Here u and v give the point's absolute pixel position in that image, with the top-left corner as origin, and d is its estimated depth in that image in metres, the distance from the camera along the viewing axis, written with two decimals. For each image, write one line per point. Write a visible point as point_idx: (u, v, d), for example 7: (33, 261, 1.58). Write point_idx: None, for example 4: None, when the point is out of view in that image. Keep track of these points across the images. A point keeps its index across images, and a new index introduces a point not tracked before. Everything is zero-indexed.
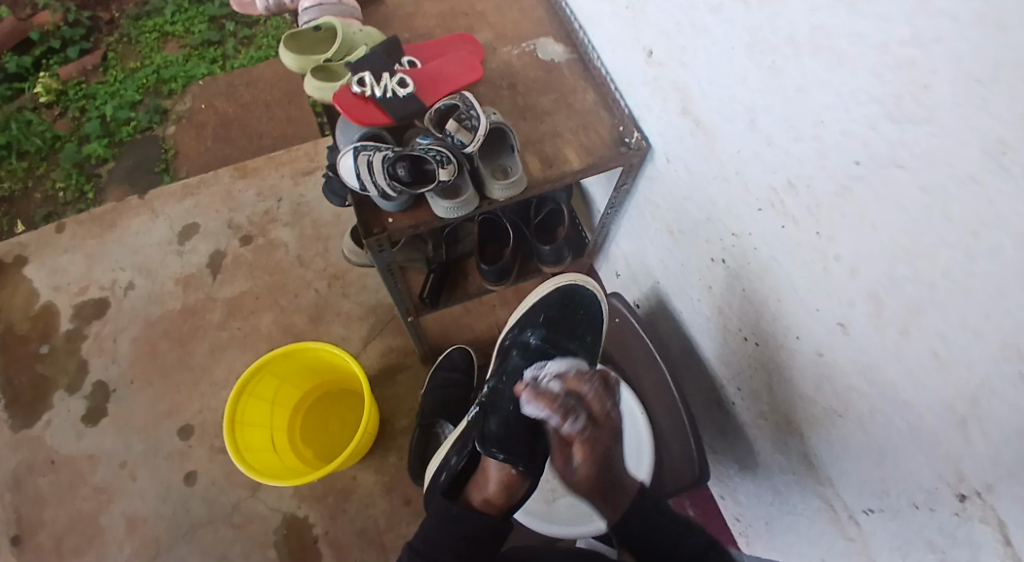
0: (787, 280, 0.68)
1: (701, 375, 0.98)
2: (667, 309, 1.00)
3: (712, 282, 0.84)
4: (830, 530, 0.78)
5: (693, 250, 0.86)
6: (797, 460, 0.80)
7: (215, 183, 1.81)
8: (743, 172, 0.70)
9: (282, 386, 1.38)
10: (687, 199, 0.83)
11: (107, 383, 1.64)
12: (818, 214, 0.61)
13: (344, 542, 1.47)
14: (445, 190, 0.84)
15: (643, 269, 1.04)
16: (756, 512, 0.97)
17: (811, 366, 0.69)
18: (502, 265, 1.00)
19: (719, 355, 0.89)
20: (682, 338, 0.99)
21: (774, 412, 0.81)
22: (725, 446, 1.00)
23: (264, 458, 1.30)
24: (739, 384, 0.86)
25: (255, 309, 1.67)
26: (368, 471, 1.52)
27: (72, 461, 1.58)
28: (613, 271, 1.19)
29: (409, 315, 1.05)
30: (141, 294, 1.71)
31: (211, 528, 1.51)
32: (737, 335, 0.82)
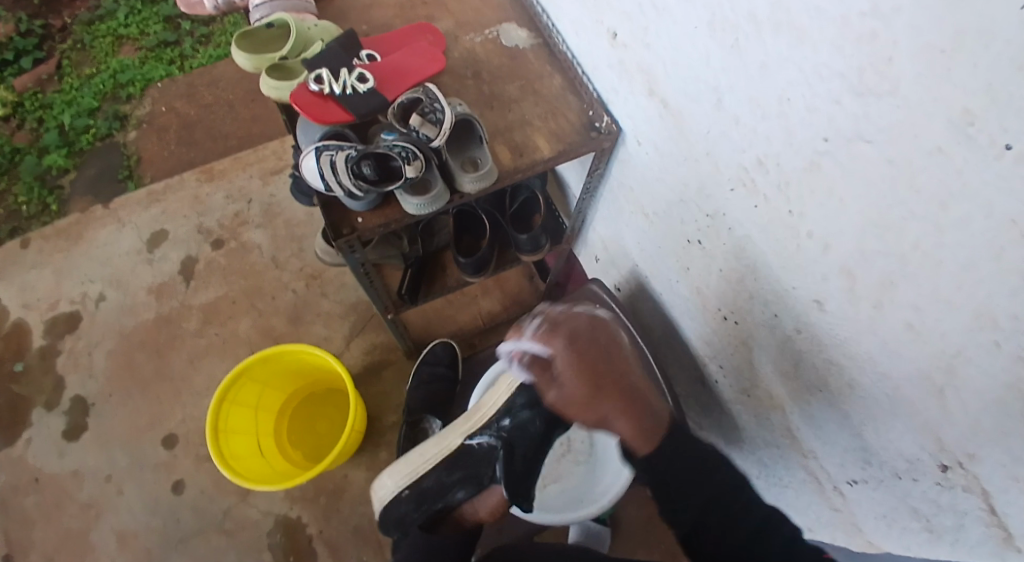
0: (762, 259, 0.68)
1: (683, 354, 0.98)
2: (646, 291, 1.00)
3: (689, 264, 0.84)
4: (816, 499, 0.80)
5: (668, 232, 0.86)
6: (781, 434, 0.81)
7: (181, 188, 1.77)
8: (713, 153, 0.69)
9: (265, 390, 1.36)
10: (659, 181, 0.83)
11: (85, 398, 1.61)
12: (788, 192, 0.61)
13: (340, 542, 1.47)
14: (414, 186, 0.83)
15: (621, 252, 1.04)
16: None
17: (790, 342, 0.70)
18: (479, 258, 0.99)
19: (700, 335, 0.89)
20: (663, 318, 0.99)
21: (756, 389, 0.82)
22: (710, 422, 1.01)
23: (251, 464, 1.29)
24: (721, 362, 0.87)
25: (232, 314, 1.64)
26: (359, 469, 1.51)
27: (56, 480, 1.56)
28: (591, 256, 1.18)
29: (388, 313, 1.04)
30: (113, 306, 1.67)
31: (204, 537, 1.50)
32: (716, 315, 0.82)
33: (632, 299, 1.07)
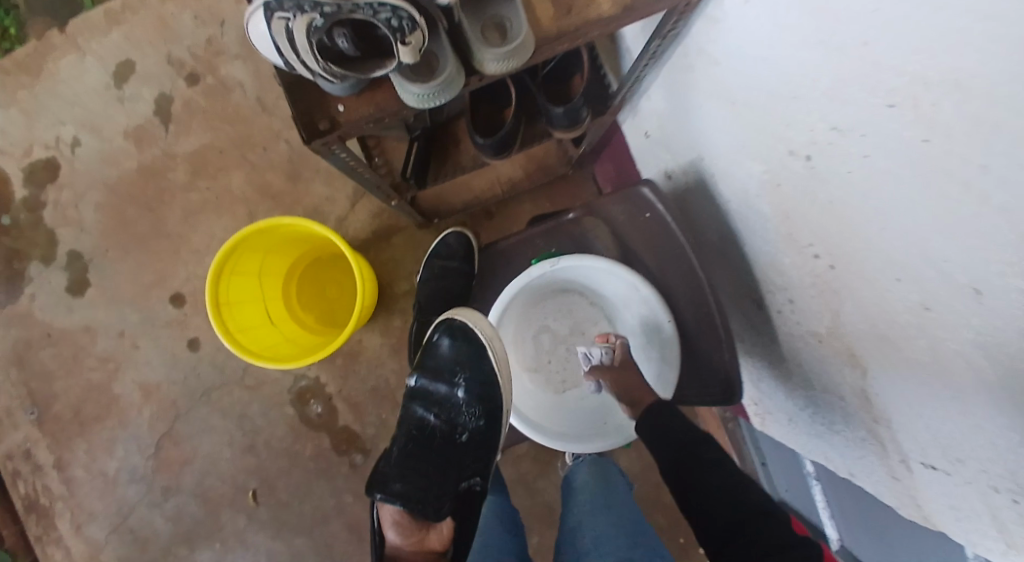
0: (903, 207, 0.50)
1: (739, 267, 0.84)
2: (707, 188, 0.83)
3: (783, 181, 0.65)
4: (872, 460, 0.70)
5: (762, 133, 0.65)
6: (851, 389, 0.69)
7: (142, 8, 1.49)
8: (875, 46, 0.47)
9: (267, 258, 1.25)
10: (766, 64, 0.61)
11: (82, 253, 1.52)
12: (988, 132, 0.40)
13: (359, 400, 1.50)
14: (417, 64, 0.64)
15: (681, 135, 0.84)
16: (779, 407, 0.91)
17: (906, 314, 0.54)
18: (500, 139, 0.82)
19: (777, 263, 0.73)
20: (722, 224, 0.83)
21: (836, 338, 0.67)
22: (754, 340, 0.91)
23: (260, 337, 1.23)
24: (792, 297, 0.73)
25: (222, 166, 1.48)
26: (373, 334, 1.48)
27: (69, 334, 1.54)
28: (641, 132, 0.97)
29: (392, 199, 0.94)
30: (92, 153, 1.51)
31: (226, 391, 1.53)
32: (805, 251, 0.66)
33: (685, 191, 0.90)
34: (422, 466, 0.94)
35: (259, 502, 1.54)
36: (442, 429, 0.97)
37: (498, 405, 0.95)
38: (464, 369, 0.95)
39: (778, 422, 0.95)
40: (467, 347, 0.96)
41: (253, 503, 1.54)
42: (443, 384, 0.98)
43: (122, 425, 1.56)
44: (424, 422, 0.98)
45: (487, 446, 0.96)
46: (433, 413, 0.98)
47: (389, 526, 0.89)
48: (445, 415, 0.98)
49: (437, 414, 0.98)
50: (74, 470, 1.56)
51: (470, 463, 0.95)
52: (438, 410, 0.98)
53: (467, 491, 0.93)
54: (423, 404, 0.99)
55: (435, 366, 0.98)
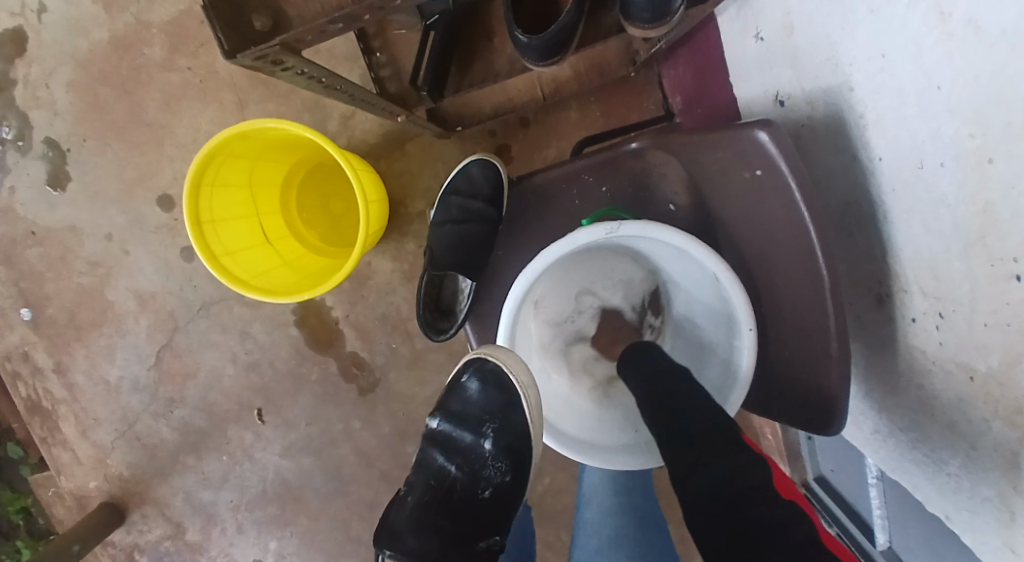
0: None
1: (866, 240, 0.62)
2: (846, 129, 0.59)
3: (999, 160, 0.41)
4: (986, 521, 0.52)
5: (989, 78, 0.40)
6: (989, 439, 0.50)
7: None
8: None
9: (258, 165, 1.04)
10: None
11: (58, 141, 1.33)
12: None
13: (367, 325, 1.35)
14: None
15: (821, 45, 0.58)
16: (863, 409, 0.72)
17: None
18: (551, 37, 0.59)
19: (937, 262, 0.51)
20: (857, 179, 0.60)
21: (1000, 386, 0.47)
22: (857, 329, 0.70)
23: (254, 259, 1.05)
24: (945, 309, 0.52)
25: (208, 43, 1.25)
26: (384, 257, 1.30)
27: (54, 233, 1.39)
28: (749, 32, 0.71)
29: (400, 113, 0.81)
30: (59, 21, 1.28)
31: (225, 306, 1.40)
32: (994, 263, 0.45)
33: (809, 125, 0.65)
34: (438, 521, 0.84)
35: (266, 421, 1.44)
36: (464, 479, 0.86)
37: (528, 456, 0.83)
38: (490, 420, 0.83)
39: (853, 422, 0.76)
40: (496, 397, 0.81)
41: (260, 421, 1.44)
42: (468, 433, 0.86)
43: (120, 333, 1.45)
44: (444, 472, 0.87)
45: (513, 501, 0.86)
46: (454, 463, 0.87)
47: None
48: (466, 467, 0.86)
49: (457, 464, 0.87)
50: (74, 376, 1.47)
51: (492, 521, 0.85)
52: (459, 459, 0.87)
53: (486, 552, 0.84)
54: (442, 451, 0.87)
55: (461, 410, 0.86)
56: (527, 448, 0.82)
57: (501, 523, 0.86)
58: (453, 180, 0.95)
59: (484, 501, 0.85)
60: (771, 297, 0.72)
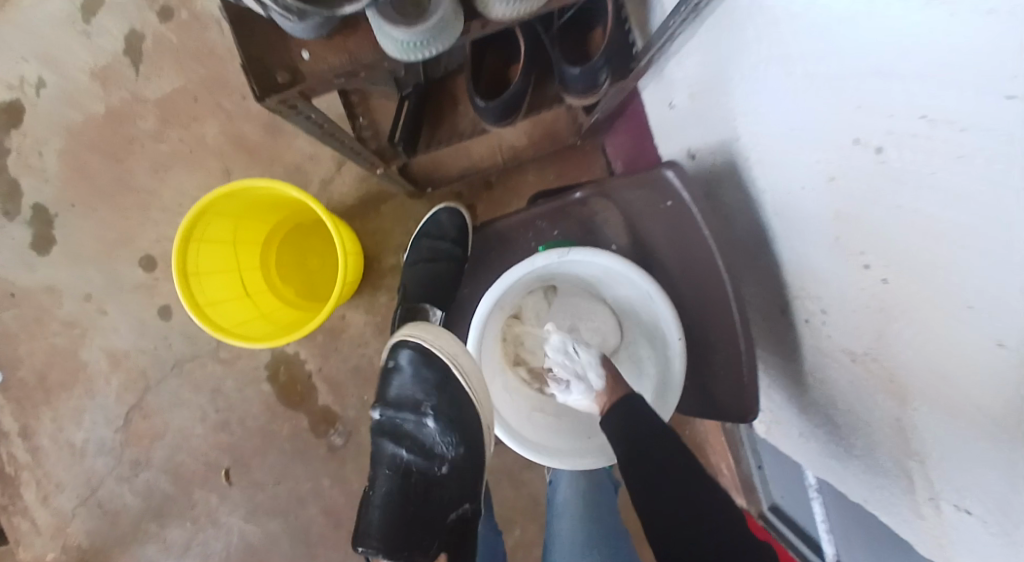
0: (1003, 224, 0.38)
1: (768, 267, 0.72)
2: (739, 174, 0.70)
3: (841, 176, 0.53)
4: (895, 497, 0.59)
5: (828, 118, 0.52)
6: (882, 416, 0.58)
7: None
8: (1003, 14, 0.34)
9: (241, 224, 1.13)
10: (840, 26, 0.47)
11: (45, 206, 1.40)
12: None
13: (339, 380, 1.40)
14: (400, 8, 0.59)
15: (716, 107, 0.70)
16: (789, 417, 0.81)
17: (974, 347, 0.43)
18: (505, 102, 0.71)
19: (816, 268, 0.62)
20: (753, 215, 0.71)
21: (875, 360, 0.56)
22: (774, 347, 0.79)
23: (234, 311, 1.12)
24: (827, 306, 0.62)
25: (196, 115, 1.35)
26: (357, 311, 1.37)
27: (31, 293, 1.43)
28: (665, 101, 0.85)
29: (379, 166, 0.90)
30: (55, 95, 1.37)
31: (199, 363, 1.43)
32: (854, 259, 0.55)
33: (714, 174, 0.77)
34: (404, 508, 0.87)
35: (232, 482, 1.45)
36: (418, 460, 0.90)
37: (475, 423, 0.87)
38: (430, 397, 0.88)
39: (785, 433, 0.84)
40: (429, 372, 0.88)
41: (226, 482, 1.45)
42: (410, 416, 0.90)
43: (89, 395, 1.46)
44: (397, 459, 0.90)
45: (473, 468, 0.89)
46: (405, 448, 0.90)
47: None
48: (418, 449, 0.90)
49: (409, 447, 0.90)
50: (39, 439, 1.47)
51: (456, 493, 0.89)
52: (409, 443, 0.90)
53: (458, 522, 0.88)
54: (392, 440, 0.90)
55: (400, 394, 0.90)
56: (471, 415, 0.87)
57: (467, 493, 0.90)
58: (424, 226, 1.04)
59: (443, 478, 0.89)
60: (702, 326, 0.82)
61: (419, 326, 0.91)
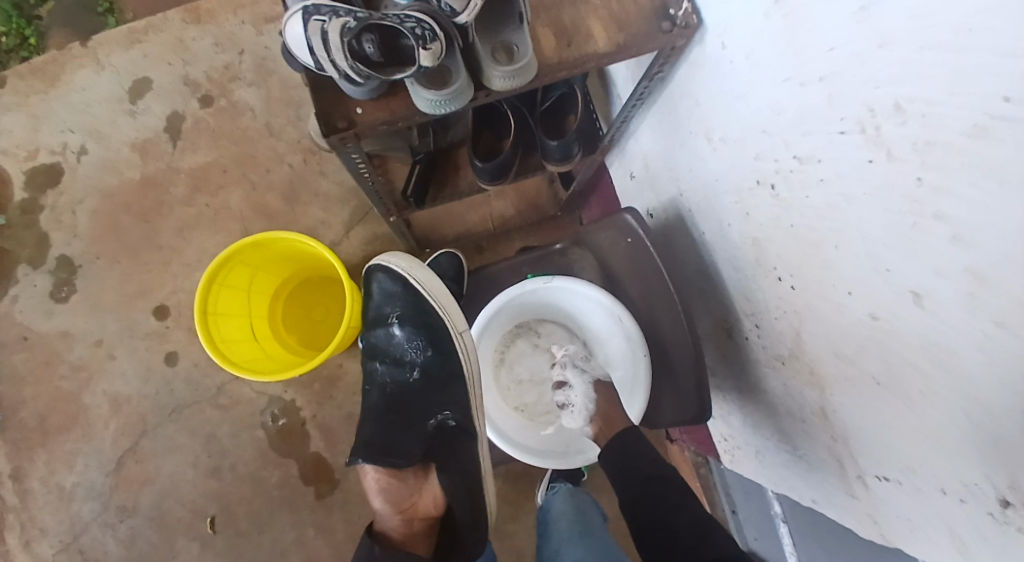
0: (857, 227, 0.52)
1: (713, 300, 0.86)
2: (685, 223, 0.87)
3: (753, 210, 0.67)
4: (834, 483, 0.70)
5: (738, 167, 0.68)
6: (812, 410, 0.70)
7: (164, 29, 1.55)
8: (831, 82, 0.50)
9: (258, 274, 1.26)
10: (740, 99, 0.63)
11: (71, 259, 1.52)
12: (923, 154, 0.43)
13: (332, 426, 1.49)
14: (429, 76, 0.67)
15: (666, 173, 0.87)
16: (747, 439, 0.92)
17: (859, 327, 0.56)
18: (498, 164, 0.87)
19: (747, 289, 0.75)
20: (699, 257, 0.86)
21: (799, 360, 0.69)
22: (727, 374, 0.91)
23: (245, 351, 1.23)
24: (759, 321, 0.75)
25: (223, 184, 1.52)
26: (355, 360, 1.49)
27: (46, 339, 1.52)
28: (627, 172, 1.03)
29: (392, 214, 1.00)
30: (95, 161, 1.53)
31: (198, 409, 1.51)
32: (771, 275, 0.69)
33: (664, 228, 0.94)
34: (391, 419, 0.92)
35: (217, 530, 1.48)
36: (394, 371, 0.96)
37: (444, 330, 0.92)
38: (398, 310, 0.95)
39: (748, 457, 0.95)
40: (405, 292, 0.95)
41: (210, 530, 1.48)
42: (382, 333, 0.96)
43: (85, 439, 1.51)
44: (381, 373, 0.96)
45: (447, 378, 0.92)
46: (387, 362, 0.96)
47: (377, 492, 0.84)
48: (398, 360, 0.95)
49: (391, 361, 0.96)
50: (30, 483, 1.50)
51: (432, 398, 0.93)
52: (391, 357, 0.96)
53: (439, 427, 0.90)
54: (376, 359, 0.97)
55: (377, 316, 0.97)
56: (439, 326, 0.92)
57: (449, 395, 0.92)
58: None
59: (422, 383, 0.94)
60: None
61: (390, 255, 0.98)
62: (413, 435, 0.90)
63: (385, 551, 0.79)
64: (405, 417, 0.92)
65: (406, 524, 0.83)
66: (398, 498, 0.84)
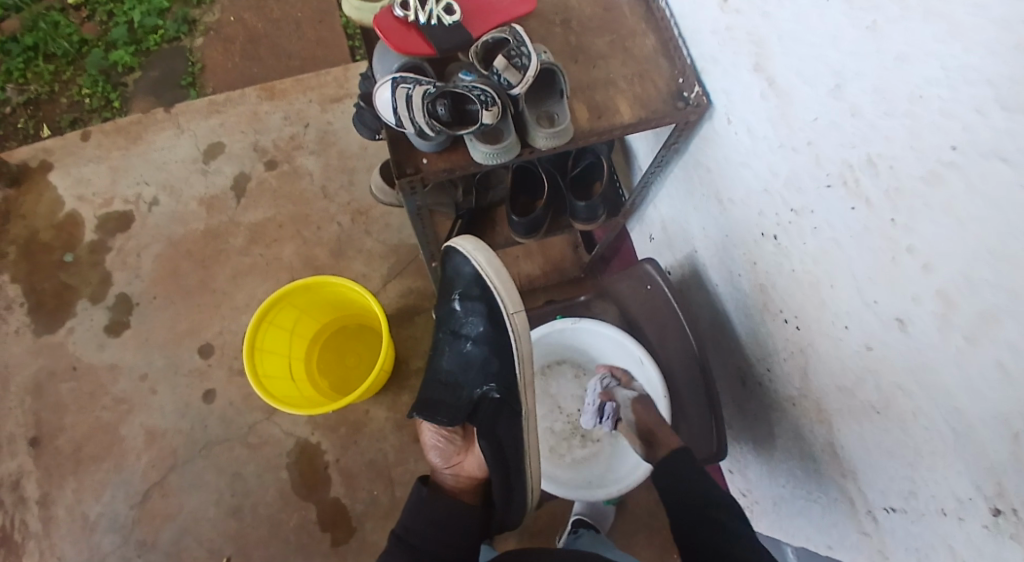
0: (847, 266, 0.61)
1: (728, 351, 0.94)
2: (701, 277, 0.96)
3: (759, 259, 0.77)
4: (846, 521, 0.75)
5: (744, 221, 0.78)
6: (821, 448, 0.76)
7: (241, 103, 1.76)
8: (817, 146, 0.61)
9: (302, 317, 1.37)
10: (744, 164, 0.75)
11: (129, 297, 1.64)
12: (896, 200, 0.53)
13: (354, 472, 1.50)
14: (485, 135, 0.80)
15: (682, 235, 0.98)
16: (764, 490, 0.97)
17: (856, 359, 0.64)
18: (531, 220, 0.99)
19: (756, 335, 0.83)
20: (713, 309, 0.94)
21: (806, 399, 0.76)
22: (743, 424, 0.97)
23: (283, 386, 1.31)
24: (770, 364, 0.82)
25: (278, 238, 1.65)
26: (381, 407, 1.54)
27: (93, 370, 1.59)
28: (647, 235, 1.14)
29: (434, 261, 1.11)
30: (165, 212, 1.69)
31: (227, 447, 1.53)
32: (777, 317, 0.77)
33: (683, 283, 1.02)
34: (445, 391, 1.00)
35: None
36: (452, 341, 1.03)
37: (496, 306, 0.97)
38: (458, 286, 1.00)
39: (766, 510, 0.99)
40: (466, 269, 1.00)
41: None
42: (444, 305, 1.03)
43: (116, 470, 1.52)
44: (443, 343, 1.04)
45: (497, 352, 0.98)
46: (447, 334, 1.03)
47: (432, 448, 0.99)
48: (456, 333, 1.01)
49: (451, 334, 1.02)
50: (55, 509, 1.50)
51: (482, 370, 0.98)
52: (450, 330, 1.02)
53: (482, 398, 0.96)
54: (439, 330, 1.05)
55: (443, 288, 1.04)
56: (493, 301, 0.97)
57: (497, 369, 0.98)
58: None
59: (473, 356, 1.00)
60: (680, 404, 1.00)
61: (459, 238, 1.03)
62: (463, 409, 0.97)
63: (433, 493, 0.90)
64: (455, 390, 1.00)
65: (453, 477, 0.95)
66: (446, 453, 0.98)
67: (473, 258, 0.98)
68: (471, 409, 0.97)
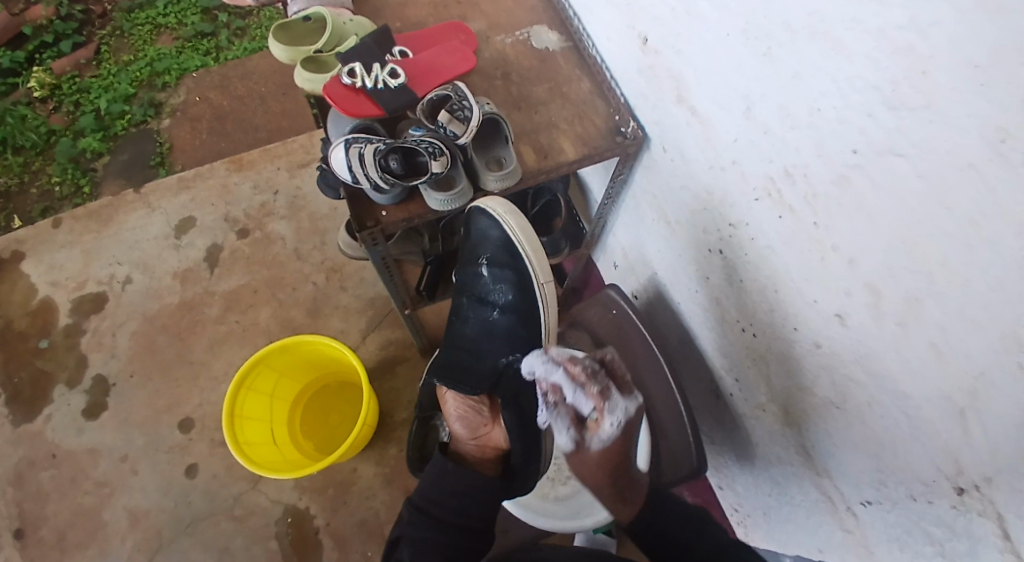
0: (784, 269, 0.65)
1: (699, 365, 0.96)
2: (664, 297, 0.99)
3: (710, 273, 0.80)
4: (829, 520, 0.76)
5: (692, 239, 0.82)
6: (795, 451, 0.78)
7: (211, 176, 1.79)
8: (741, 163, 0.66)
9: (281, 379, 1.37)
10: (683, 187, 0.79)
11: (106, 378, 1.62)
12: (815, 204, 0.57)
13: (345, 535, 1.47)
14: (438, 183, 0.85)
15: (641, 258, 1.02)
16: (753, 502, 0.97)
17: (808, 358, 0.67)
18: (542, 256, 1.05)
19: (720, 348, 0.86)
20: (680, 327, 0.97)
21: (773, 404, 0.79)
22: (723, 437, 0.98)
23: (264, 451, 1.29)
24: (737, 375, 0.84)
25: (253, 303, 1.67)
26: (368, 463, 1.52)
27: (73, 456, 1.55)
28: (610, 263, 1.18)
29: (407, 308, 1.12)
30: (139, 289, 1.69)
31: (213, 521, 1.49)
32: (735, 327, 0.80)
33: (649, 306, 1.06)
34: (470, 359, 0.99)
35: None
36: (479, 309, 1.01)
37: (524, 274, 0.94)
38: (485, 251, 0.97)
39: (758, 523, 0.99)
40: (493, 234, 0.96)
41: None
42: (470, 269, 1.00)
43: (101, 556, 1.47)
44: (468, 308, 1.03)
45: (523, 319, 0.97)
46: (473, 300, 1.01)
47: (455, 418, 0.92)
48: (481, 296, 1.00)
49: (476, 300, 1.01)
50: None
51: (509, 338, 0.98)
52: (477, 295, 1.00)
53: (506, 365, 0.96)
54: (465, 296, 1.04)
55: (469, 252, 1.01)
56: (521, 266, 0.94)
57: (523, 337, 0.97)
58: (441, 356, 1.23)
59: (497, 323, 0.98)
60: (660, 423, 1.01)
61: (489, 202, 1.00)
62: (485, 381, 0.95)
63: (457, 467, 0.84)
64: (479, 358, 0.98)
65: (478, 448, 0.89)
66: (472, 424, 0.91)
67: (502, 223, 0.92)
68: (496, 376, 0.96)
